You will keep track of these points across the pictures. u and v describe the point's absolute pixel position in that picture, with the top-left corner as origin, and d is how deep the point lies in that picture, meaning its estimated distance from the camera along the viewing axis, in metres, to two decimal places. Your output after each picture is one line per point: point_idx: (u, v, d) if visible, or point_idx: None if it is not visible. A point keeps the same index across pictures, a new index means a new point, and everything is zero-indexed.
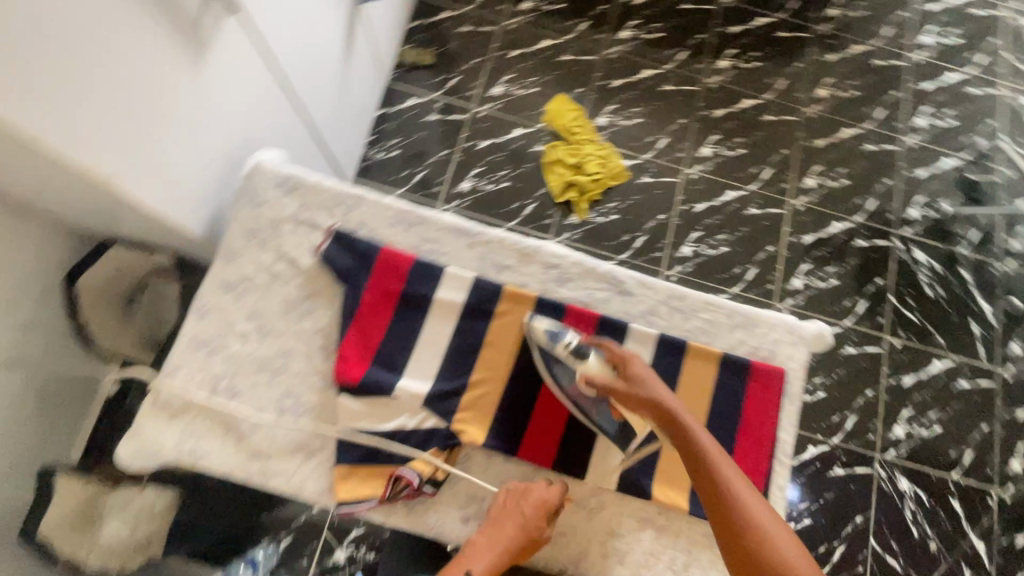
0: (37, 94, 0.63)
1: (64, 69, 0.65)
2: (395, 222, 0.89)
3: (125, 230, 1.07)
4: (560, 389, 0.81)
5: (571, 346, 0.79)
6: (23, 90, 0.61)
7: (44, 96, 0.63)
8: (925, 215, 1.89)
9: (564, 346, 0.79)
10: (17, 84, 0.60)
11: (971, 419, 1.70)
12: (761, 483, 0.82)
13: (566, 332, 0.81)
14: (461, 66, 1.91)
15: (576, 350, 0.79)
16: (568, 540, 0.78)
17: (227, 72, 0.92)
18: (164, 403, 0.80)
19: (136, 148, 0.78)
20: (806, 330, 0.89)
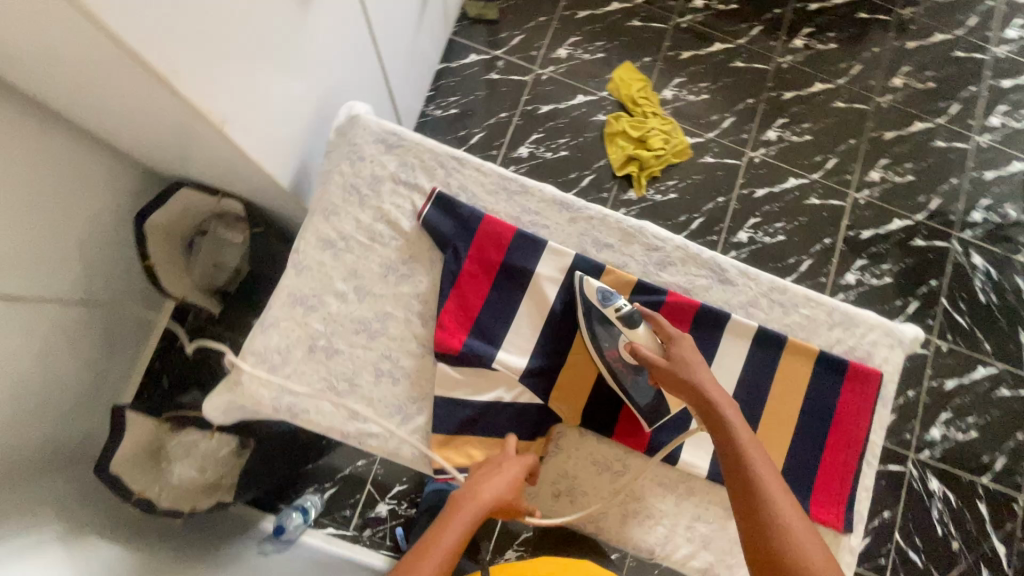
0: (160, 22, 0.61)
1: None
2: (496, 190, 0.86)
3: (203, 171, 1.07)
4: (600, 353, 0.79)
5: (621, 311, 0.76)
6: (147, 17, 0.59)
7: (166, 25, 0.62)
8: (987, 218, 1.84)
9: (615, 309, 0.76)
10: (146, 20, 0.59)
11: (1007, 426, 1.71)
12: (849, 482, 0.82)
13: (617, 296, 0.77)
14: (525, 24, 1.82)
15: (626, 315, 0.76)
16: (656, 522, 0.79)
17: (327, 17, 0.89)
18: (261, 357, 0.79)
19: (244, 91, 0.76)
20: (905, 333, 0.87)
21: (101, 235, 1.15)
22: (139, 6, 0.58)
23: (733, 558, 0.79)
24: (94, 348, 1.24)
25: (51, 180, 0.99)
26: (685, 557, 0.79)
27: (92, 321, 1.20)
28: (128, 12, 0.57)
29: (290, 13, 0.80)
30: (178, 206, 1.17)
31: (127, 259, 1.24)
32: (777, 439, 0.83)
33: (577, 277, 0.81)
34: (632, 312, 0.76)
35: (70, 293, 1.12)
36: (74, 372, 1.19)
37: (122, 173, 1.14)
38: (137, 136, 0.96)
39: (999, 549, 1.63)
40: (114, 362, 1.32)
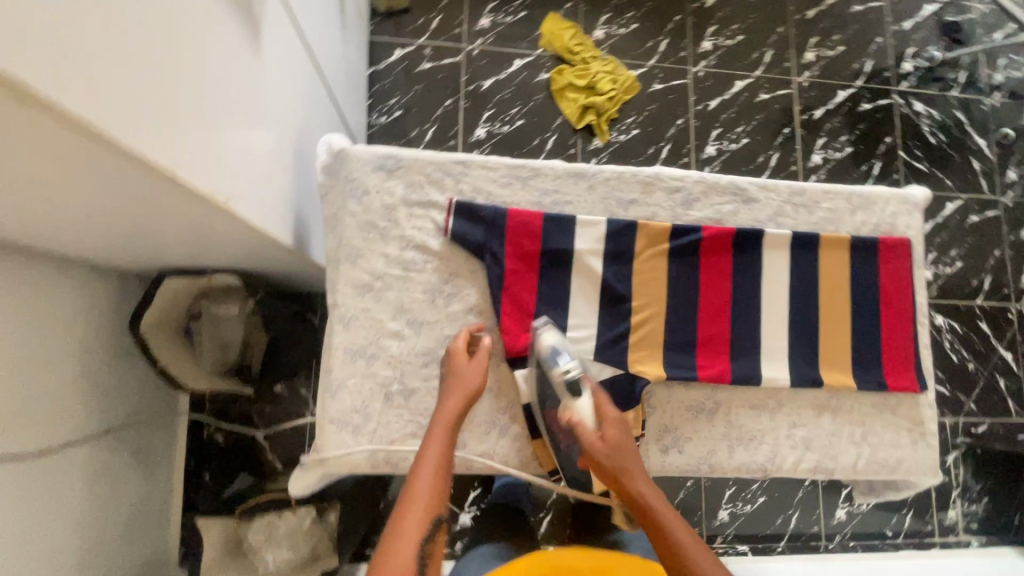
0: (153, 117, 0.56)
1: (164, 82, 0.58)
2: (509, 181, 0.84)
3: (184, 252, 1.00)
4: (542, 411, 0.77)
5: (568, 376, 0.71)
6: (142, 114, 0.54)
7: (159, 119, 0.57)
8: (917, 65, 1.93)
9: (562, 374, 0.72)
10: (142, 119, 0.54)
11: (984, 248, 1.85)
12: (910, 346, 0.88)
13: (567, 358, 0.73)
14: (439, 4, 1.75)
15: (571, 381, 0.72)
16: (759, 443, 0.83)
17: (276, 54, 0.84)
18: (340, 421, 0.76)
19: (229, 159, 0.72)
20: (916, 197, 0.92)
21: (100, 355, 1.07)
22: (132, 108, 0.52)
23: (835, 449, 0.84)
24: (131, 469, 1.17)
25: (37, 317, 0.91)
26: (794, 464, 0.83)
27: (121, 443, 1.13)
28: (131, 117, 0.52)
29: (245, 61, 0.75)
30: (165, 297, 1.10)
31: (131, 370, 1.16)
32: (840, 329, 0.87)
33: (539, 325, 0.79)
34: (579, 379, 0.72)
35: (90, 424, 1.05)
36: (119, 498, 1.12)
37: (99, 284, 1.05)
38: (110, 235, 0.88)
39: (1007, 357, 1.80)
40: (154, 474, 1.26)
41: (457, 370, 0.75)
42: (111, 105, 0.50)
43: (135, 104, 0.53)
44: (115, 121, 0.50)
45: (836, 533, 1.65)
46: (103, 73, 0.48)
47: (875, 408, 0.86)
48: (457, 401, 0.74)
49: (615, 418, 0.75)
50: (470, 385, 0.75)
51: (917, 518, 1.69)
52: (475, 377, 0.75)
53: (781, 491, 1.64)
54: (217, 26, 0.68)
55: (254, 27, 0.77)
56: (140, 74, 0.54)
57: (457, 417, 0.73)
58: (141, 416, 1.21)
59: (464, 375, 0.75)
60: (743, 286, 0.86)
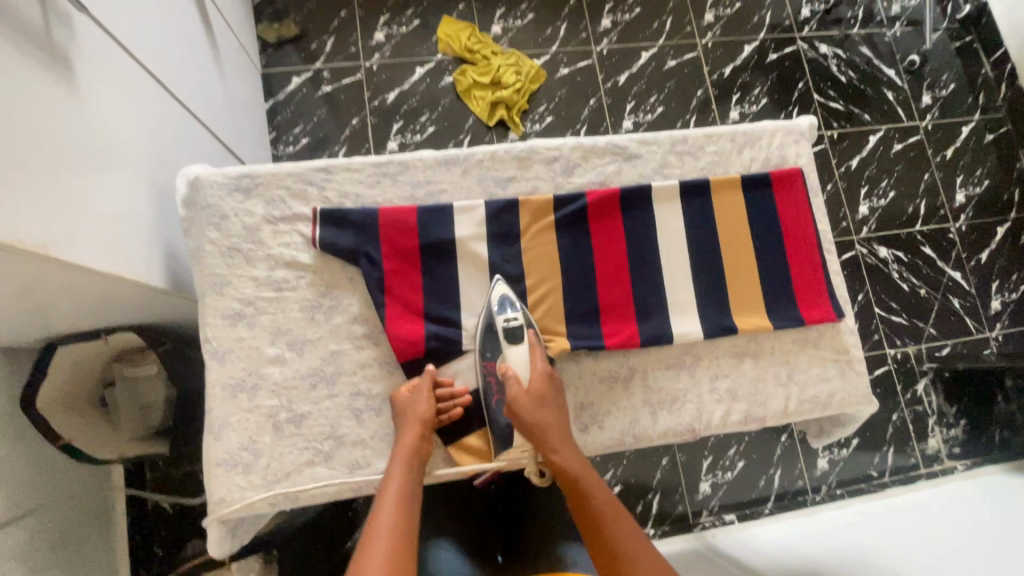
0: None
1: None
2: (378, 179, 0.80)
3: (62, 322, 0.94)
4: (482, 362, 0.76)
5: (510, 322, 0.74)
6: None
7: None
8: (815, 9, 1.95)
9: (504, 320, 0.74)
10: None
11: (914, 174, 1.86)
12: (821, 276, 0.85)
13: (512, 308, 0.75)
14: (330, 26, 1.72)
15: (512, 330, 0.74)
16: (683, 403, 0.79)
17: (105, 92, 0.79)
18: (227, 463, 0.70)
19: (54, 204, 0.66)
20: (800, 125, 0.91)
21: (1, 442, 0.99)
22: None
23: (763, 394, 0.81)
24: (65, 558, 1.09)
25: None
26: (724, 418, 0.79)
27: (48, 531, 1.06)
28: None
29: (61, 99, 0.70)
30: (64, 368, 1.03)
31: (42, 453, 1.08)
32: (746, 271, 0.84)
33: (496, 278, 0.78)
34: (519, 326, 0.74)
35: (5, 518, 0.97)
36: None
37: None
38: None
39: (956, 276, 1.80)
40: (91, 558, 1.17)
41: (404, 403, 0.71)
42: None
43: None
44: None
45: (822, 483, 1.61)
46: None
47: (796, 345, 0.83)
48: (412, 432, 0.69)
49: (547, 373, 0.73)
50: (422, 412, 0.70)
51: (899, 453, 1.66)
52: (425, 406, 0.71)
53: (759, 452, 1.60)
54: (12, 64, 0.63)
55: (67, 64, 0.72)
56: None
57: (418, 448, 0.69)
58: (64, 500, 1.13)
59: (411, 405, 0.71)
60: (639, 245, 0.83)
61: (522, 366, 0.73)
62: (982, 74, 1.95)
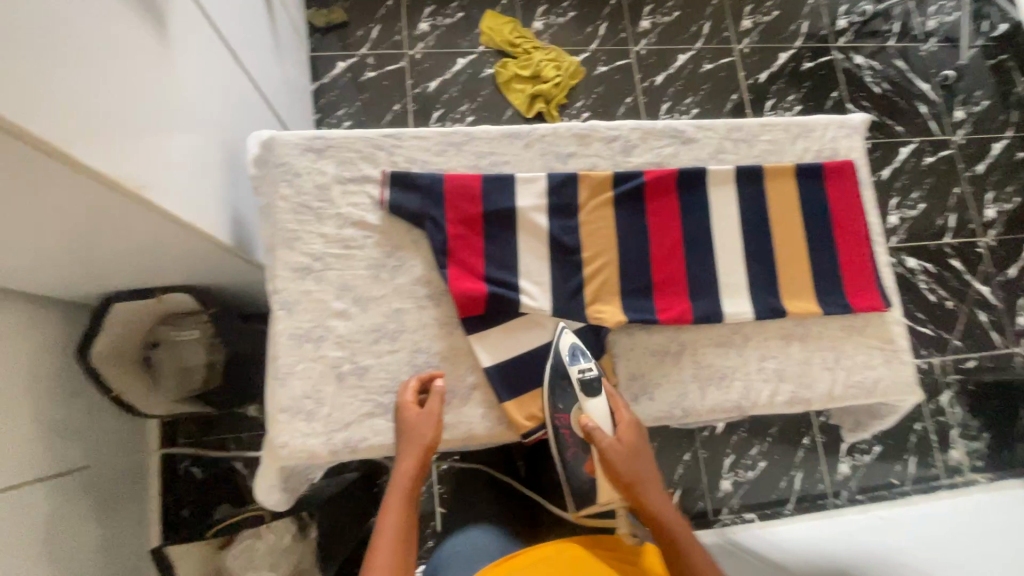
0: (46, 95, 0.55)
1: (56, 61, 0.56)
2: (444, 148, 0.83)
3: (123, 279, 0.98)
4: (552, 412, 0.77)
5: (585, 375, 0.74)
6: (32, 91, 0.53)
7: (50, 97, 0.55)
8: (852, 21, 1.97)
9: (580, 373, 0.74)
10: (30, 97, 0.53)
11: (944, 188, 1.87)
12: (870, 266, 0.87)
13: (586, 359, 0.75)
14: (377, 13, 1.76)
15: (588, 382, 0.74)
16: (732, 379, 0.81)
17: (190, 52, 0.83)
18: (292, 409, 0.72)
19: (145, 151, 0.70)
20: (853, 120, 0.93)
21: (52, 393, 1.03)
22: (17, 83, 0.51)
23: (809, 377, 0.82)
24: (98, 517, 1.11)
25: None
26: (770, 398, 0.81)
27: (85, 487, 1.08)
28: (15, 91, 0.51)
29: (154, 54, 0.73)
30: (115, 326, 1.06)
31: (88, 408, 1.11)
32: (797, 256, 0.86)
33: (561, 327, 0.79)
34: (596, 379, 0.74)
35: (46, 467, 1.00)
36: (86, 548, 1.06)
37: (43, 318, 1.01)
38: (45, 265, 0.85)
39: (984, 290, 1.81)
40: (129, 520, 1.20)
41: (412, 423, 0.70)
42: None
43: (19, 79, 0.52)
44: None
45: (842, 489, 1.61)
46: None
47: (844, 331, 0.85)
48: (411, 458, 0.70)
49: (628, 419, 0.75)
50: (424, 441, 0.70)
51: (921, 464, 1.66)
52: (430, 431, 0.71)
53: (780, 453, 1.60)
54: (119, 16, 0.67)
55: (161, 21, 0.75)
56: (16, 44, 0.51)
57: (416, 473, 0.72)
58: (104, 459, 1.15)
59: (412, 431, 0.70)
60: (693, 225, 0.85)
61: (604, 420, 0.74)
62: (1016, 93, 1.96)
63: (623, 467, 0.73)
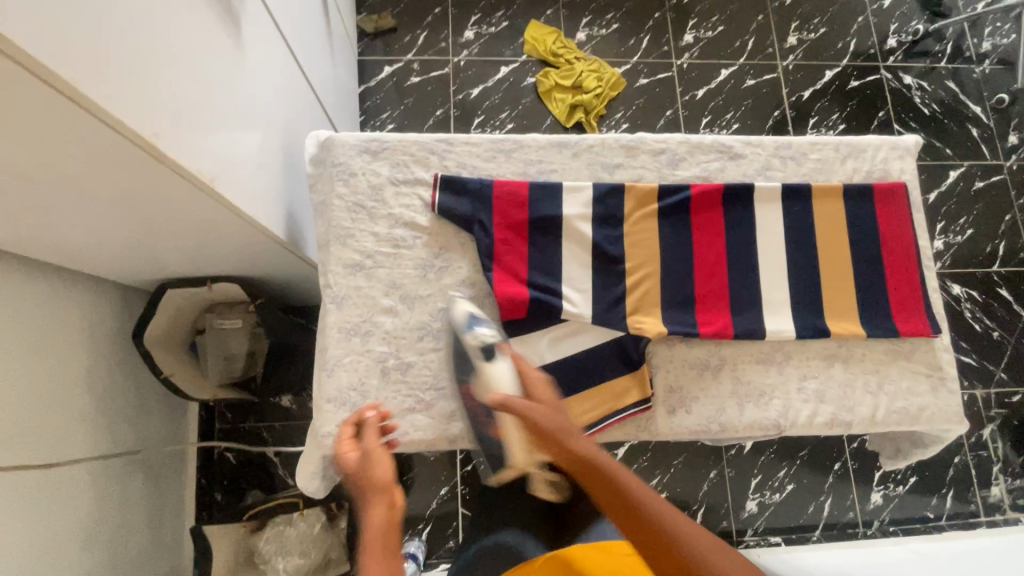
0: (137, 91, 0.59)
1: (147, 60, 0.61)
2: (494, 154, 0.85)
3: (183, 267, 1.03)
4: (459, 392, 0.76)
5: (482, 339, 0.73)
6: (126, 87, 0.57)
7: (141, 93, 0.60)
8: (902, 40, 1.93)
9: (474, 338, 0.73)
10: (124, 92, 0.57)
11: (994, 214, 1.81)
12: (919, 291, 0.85)
13: (483, 325, 0.75)
14: (425, 20, 1.81)
15: (486, 345, 0.73)
16: (771, 398, 0.80)
17: (259, 54, 0.87)
18: (337, 400, 0.75)
19: (217, 147, 0.74)
20: (906, 142, 0.91)
21: (106, 372, 1.08)
22: (115, 80, 0.56)
23: (851, 400, 0.81)
24: (140, 492, 1.16)
25: (49, 335, 0.94)
26: (810, 418, 0.80)
27: (131, 463, 1.13)
28: (111, 86, 0.55)
29: (229, 55, 0.78)
30: (168, 309, 1.12)
31: (138, 388, 1.17)
32: (843, 276, 0.85)
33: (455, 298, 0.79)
34: (494, 344, 0.73)
35: (97, 442, 1.05)
36: (127, 521, 1.10)
37: (104, 300, 1.07)
38: (114, 249, 0.90)
39: None
40: (168, 498, 1.25)
41: (358, 464, 0.64)
42: (77, 62, 0.51)
43: (116, 76, 0.56)
44: (97, 88, 0.53)
45: (874, 519, 1.56)
46: (68, 27, 0.50)
47: (889, 355, 0.83)
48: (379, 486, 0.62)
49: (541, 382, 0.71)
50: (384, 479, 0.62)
51: (959, 498, 1.60)
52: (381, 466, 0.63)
53: (810, 477, 1.57)
54: (203, 20, 0.72)
55: (236, 24, 0.80)
56: (114, 44, 0.56)
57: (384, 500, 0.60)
58: (150, 438, 1.20)
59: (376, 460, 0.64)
60: (738, 240, 0.85)
61: (507, 381, 0.70)
62: None
63: (548, 423, 0.67)
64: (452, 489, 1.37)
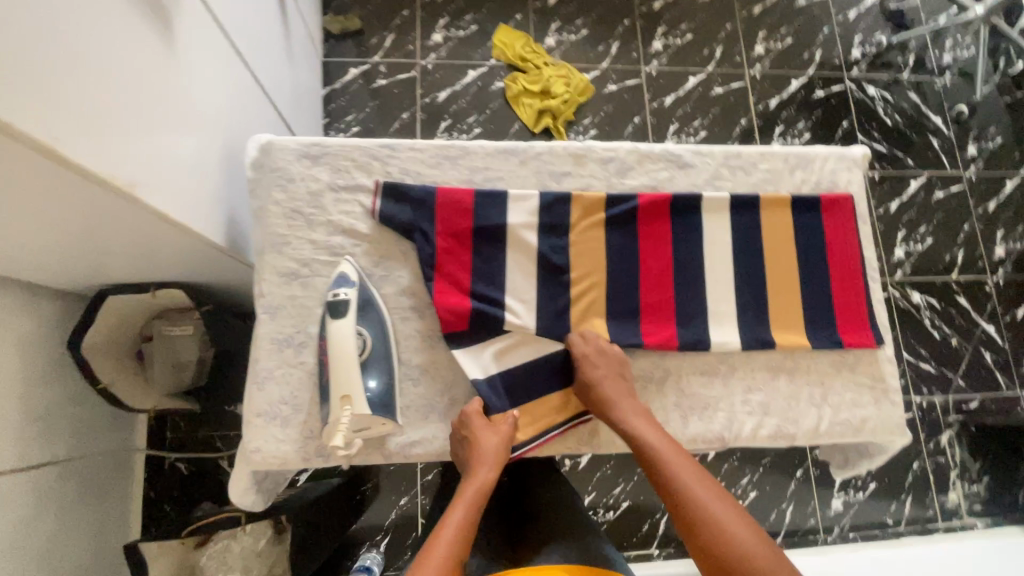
0: (45, 93, 0.54)
1: (59, 61, 0.57)
2: (439, 161, 0.83)
3: (119, 273, 0.98)
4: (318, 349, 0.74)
5: (337, 296, 0.72)
6: (32, 90, 0.53)
7: (50, 96, 0.55)
8: (866, 51, 1.96)
9: (332, 293, 0.72)
10: (29, 96, 0.53)
11: (954, 223, 1.84)
12: (864, 302, 0.85)
13: (346, 284, 0.73)
14: (392, 22, 1.79)
15: (337, 303, 0.71)
16: (714, 410, 0.80)
17: (196, 55, 0.83)
18: (269, 413, 0.72)
19: (142, 151, 0.70)
20: (854, 153, 0.92)
21: (44, 381, 1.03)
22: (19, 83, 0.51)
23: (795, 412, 0.81)
24: (79, 506, 1.10)
25: None
26: (753, 431, 0.79)
27: (69, 476, 1.08)
28: (15, 88, 0.51)
29: (159, 55, 0.74)
30: (109, 316, 1.06)
31: (79, 397, 1.12)
32: (790, 287, 0.85)
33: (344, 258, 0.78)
34: (345, 302, 0.71)
35: (33, 454, 1.00)
36: (62, 538, 1.05)
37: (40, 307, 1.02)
38: (39, 256, 0.84)
39: (990, 330, 1.77)
40: (111, 512, 1.20)
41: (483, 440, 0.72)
42: None
43: (21, 78, 0.52)
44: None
45: (834, 525, 1.58)
46: None
47: (833, 367, 0.83)
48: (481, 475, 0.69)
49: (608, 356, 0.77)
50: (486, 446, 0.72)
51: (917, 504, 1.62)
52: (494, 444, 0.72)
53: (772, 483, 1.57)
54: (127, 18, 0.68)
55: (168, 25, 0.76)
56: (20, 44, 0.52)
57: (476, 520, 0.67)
58: (92, 450, 1.15)
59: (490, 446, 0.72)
60: (685, 251, 0.84)
61: (346, 339, 0.70)
62: None
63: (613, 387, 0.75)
64: (411, 499, 1.34)
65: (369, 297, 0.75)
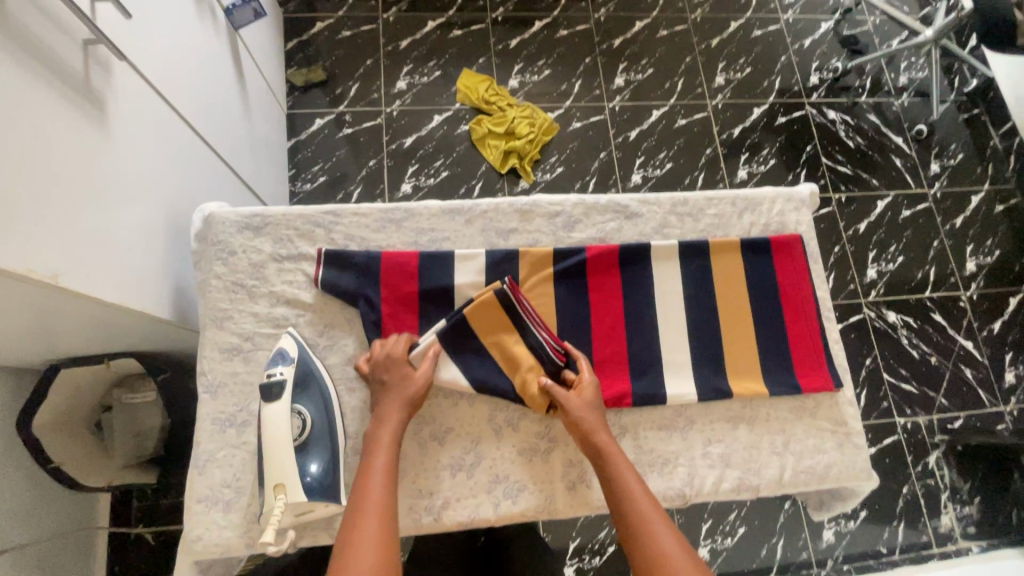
0: None
1: None
2: (383, 224, 0.83)
3: (66, 349, 0.96)
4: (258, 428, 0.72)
5: (271, 377, 0.70)
6: None
7: None
8: (824, 77, 2.01)
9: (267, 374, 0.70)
10: None
11: (923, 241, 1.86)
12: (819, 346, 0.85)
13: (282, 363, 0.71)
14: (357, 72, 1.82)
15: (271, 384, 0.69)
16: (674, 466, 0.78)
17: (133, 130, 0.83)
18: (210, 498, 0.70)
19: (69, 235, 0.68)
20: (801, 193, 0.92)
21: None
22: None
23: (757, 462, 0.79)
24: None
25: None
26: (715, 485, 0.77)
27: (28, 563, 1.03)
28: None
29: (88, 136, 0.73)
30: (64, 390, 1.03)
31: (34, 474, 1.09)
32: (743, 333, 0.84)
33: (288, 331, 0.77)
34: (279, 382, 0.69)
35: None
36: None
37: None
38: None
39: (968, 345, 1.77)
40: None
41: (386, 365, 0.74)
42: None
43: None
44: None
45: (827, 557, 1.53)
46: None
47: (793, 413, 0.81)
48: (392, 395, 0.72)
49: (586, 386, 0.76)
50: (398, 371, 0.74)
51: (910, 530, 1.58)
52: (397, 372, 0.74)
53: (761, 518, 1.53)
54: (47, 104, 0.67)
55: (101, 107, 0.76)
56: None
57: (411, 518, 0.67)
58: (49, 532, 1.11)
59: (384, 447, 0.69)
60: (635, 302, 0.84)
61: (281, 420, 0.68)
62: (990, 146, 1.98)
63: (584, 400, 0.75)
64: None
65: (308, 373, 0.73)
